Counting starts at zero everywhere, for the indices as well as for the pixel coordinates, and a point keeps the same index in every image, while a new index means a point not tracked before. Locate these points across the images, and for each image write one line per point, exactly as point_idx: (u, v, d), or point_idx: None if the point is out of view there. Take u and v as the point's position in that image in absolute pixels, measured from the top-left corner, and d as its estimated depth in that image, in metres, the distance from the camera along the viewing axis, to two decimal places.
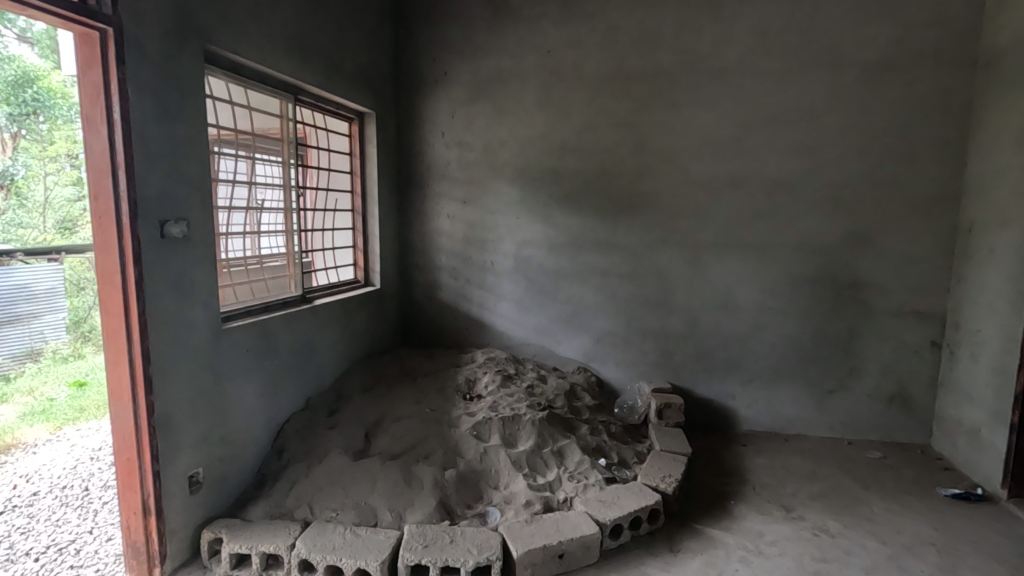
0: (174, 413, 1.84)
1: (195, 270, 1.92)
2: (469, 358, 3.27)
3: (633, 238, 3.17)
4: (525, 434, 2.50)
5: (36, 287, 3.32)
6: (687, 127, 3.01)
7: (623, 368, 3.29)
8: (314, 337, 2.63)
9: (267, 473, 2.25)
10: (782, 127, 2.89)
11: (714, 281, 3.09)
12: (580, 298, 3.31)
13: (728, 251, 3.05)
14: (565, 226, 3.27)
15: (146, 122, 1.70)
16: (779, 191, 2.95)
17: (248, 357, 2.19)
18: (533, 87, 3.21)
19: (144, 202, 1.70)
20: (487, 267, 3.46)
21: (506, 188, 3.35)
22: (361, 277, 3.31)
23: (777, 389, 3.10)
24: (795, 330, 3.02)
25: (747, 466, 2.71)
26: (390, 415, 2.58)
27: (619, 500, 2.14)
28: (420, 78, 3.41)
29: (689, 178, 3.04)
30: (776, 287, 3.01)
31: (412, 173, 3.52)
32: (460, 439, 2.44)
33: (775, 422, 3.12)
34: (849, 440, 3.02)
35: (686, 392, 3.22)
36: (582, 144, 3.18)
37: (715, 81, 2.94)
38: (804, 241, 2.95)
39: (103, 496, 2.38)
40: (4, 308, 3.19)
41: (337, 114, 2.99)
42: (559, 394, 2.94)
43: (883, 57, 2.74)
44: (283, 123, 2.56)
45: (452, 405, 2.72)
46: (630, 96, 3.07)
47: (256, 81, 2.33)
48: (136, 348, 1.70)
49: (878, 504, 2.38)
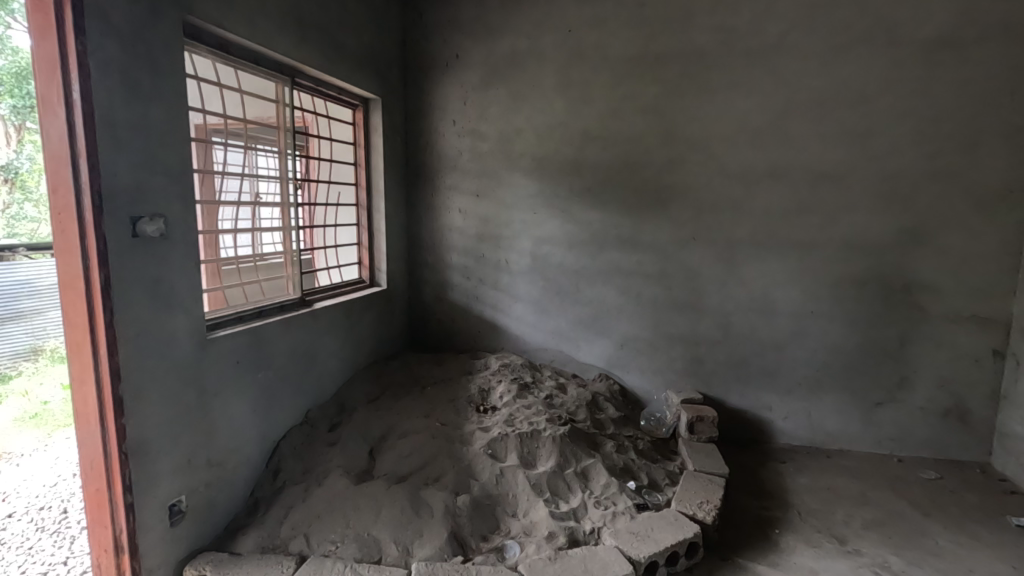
0: (151, 437, 1.62)
1: (176, 273, 1.69)
2: (482, 364, 3.03)
3: (661, 236, 2.91)
4: (545, 453, 2.26)
5: (39, 282, 2.63)
6: (722, 113, 2.73)
7: (649, 376, 3.04)
8: (314, 345, 2.41)
9: (261, 497, 2.03)
10: (828, 112, 2.61)
11: (750, 282, 2.82)
12: (602, 300, 3.06)
13: (766, 250, 2.78)
14: (587, 222, 3.02)
15: (112, 103, 1.46)
16: (825, 183, 2.67)
17: (239, 369, 1.96)
18: (551, 70, 2.96)
19: (111, 196, 1.47)
20: (501, 266, 3.22)
21: (522, 181, 3.10)
22: (366, 277, 3.09)
23: (819, 401, 2.83)
24: (839, 337, 2.75)
25: (789, 487, 2.46)
26: (396, 430, 2.35)
27: (653, 532, 1.89)
28: (430, 62, 3.16)
29: (723, 170, 2.77)
30: (819, 289, 2.74)
31: (421, 165, 3.29)
32: (473, 458, 2.20)
33: (816, 436, 2.86)
34: (898, 458, 2.75)
35: (717, 402, 2.96)
36: (605, 132, 2.92)
37: (754, 61, 2.66)
38: (851, 239, 2.67)
39: (82, 520, 2.15)
40: (5, 304, 2.47)
41: (339, 100, 2.75)
42: (581, 406, 2.69)
43: (943, 33, 2.46)
44: (280, 109, 2.33)
45: (464, 418, 2.48)
46: (658, 79, 2.80)
47: (246, 60, 2.07)
48: (103, 366, 1.48)
49: (941, 534, 2.12)
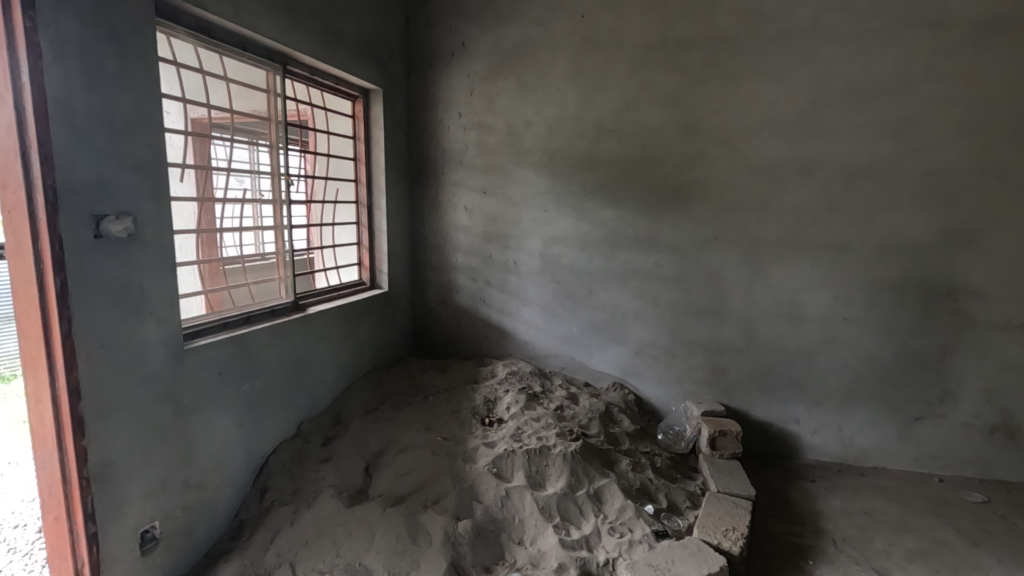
0: (118, 459, 1.47)
1: (147, 278, 1.52)
2: (488, 372, 2.86)
3: (681, 235, 2.71)
4: (554, 472, 2.08)
5: None
6: (748, 102, 2.53)
7: (665, 386, 2.84)
8: (308, 351, 2.25)
9: (246, 519, 1.88)
10: (866, 100, 2.39)
11: (777, 286, 2.61)
12: (616, 304, 2.87)
13: (794, 251, 2.57)
14: (601, 221, 2.84)
15: (70, 87, 1.30)
16: (860, 178, 2.45)
17: (221, 382, 1.80)
18: (563, 57, 2.77)
19: (68, 191, 1.31)
20: (509, 267, 3.06)
21: (532, 177, 2.93)
22: (366, 279, 2.93)
23: (851, 415, 2.61)
24: (874, 346, 2.53)
25: (821, 510, 2.25)
26: (395, 445, 2.18)
27: (673, 566, 1.71)
28: (435, 51, 3.00)
29: (748, 164, 2.57)
30: (853, 294, 2.52)
31: (425, 161, 3.14)
32: (476, 478, 2.02)
33: (847, 452, 2.64)
34: (939, 477, 2.53)
35: (739, 415, 2.76)
36: (621, 124, 2.73)
37: (784, 45, 2.44)
38: (888, 240, 2.45)
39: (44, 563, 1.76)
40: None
41: (337, 90, 2.59)
42: (593, 418, 2.50)
43: (995, 13, 2.21)
44: (271, 100, 2.16)
45: (468, 431, 2.31)
46: (678, 66, 2.60)
47: (231, 44, 1.90)
48: (60, 382, 1.33)
49: (994, 568, 1.92)
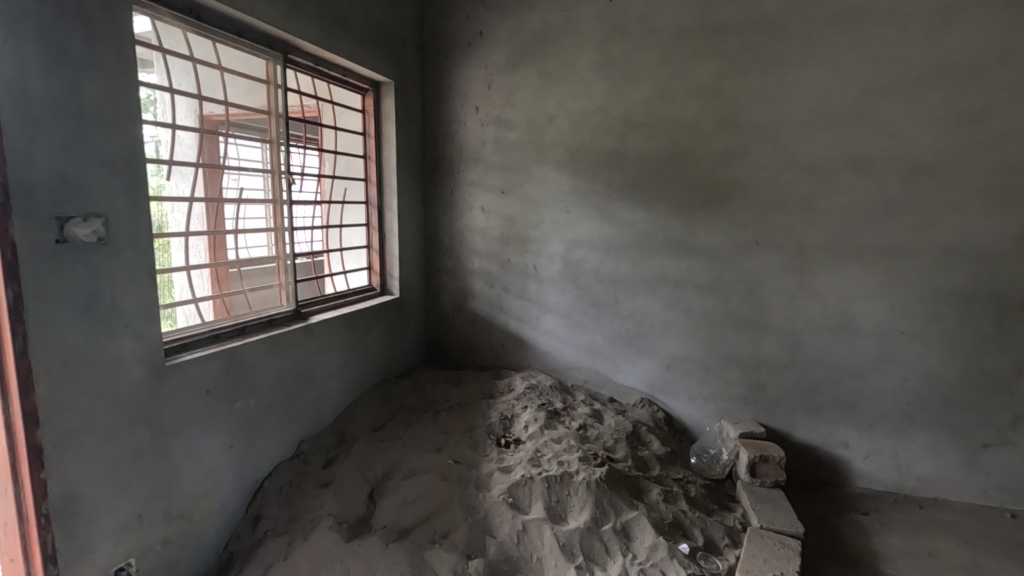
0: (84, 492, 1.30)
1: (120, 288, 1.36)
2: (505, 386, 2.66)
3: (716, 238, 2.47)
4: (577, 504, 1.87)
5: None
6: (794, 92, 2.27)
7: (698, 403, 2.61)
8: (310, 363, 2.08)
9: (237, 550, 1.71)
10: (930, 87, 2.09)
11: (825, 296, 2.34)
12: (644, 313, 2.65)
13: (845, 257, 2.29)
14: (628, 223, 2.62)
15: (25, 72, 1.14)
16: (922, 175, 2.15)
17: (208, 401, 1.63)
18: (588, 46, 2.57)
19: (24, 190, 1.15)
20: (528, 272, 2.87)
21: (554, 176, 2.74)
22: (376, 284, 2.75)
23: (908, 441, 2.32)
24: (936, 363, 2.23)
25: (877, 550, 2.00)
26: (402, 468, 2.00)
27: None
28: (452, 42, 2.83)
29: (794, 160, 2.31)
30: (911, 305, 2.23)
31: (441, 158, 2.98)
32: (490, 508, 1.83)
33: (904, 481, 2.36)
34: (1014, 513, 2.19)
35: (781, 437, 2.51)
36: (650, 117, 2.51)
37: (834, 26, 2.18)
38: (956, 243, 2.14)
39: None
40: None
41: (345, 83, 2.42)
42: (619, 440, 2.29)
43: None
44: (271, 91, 2.00)
45: (482, 454, 2.11)
46: (714, 53, 2.36)
47: (225, 31, 1.75)
48: (14, 407, 1.17)
49: None
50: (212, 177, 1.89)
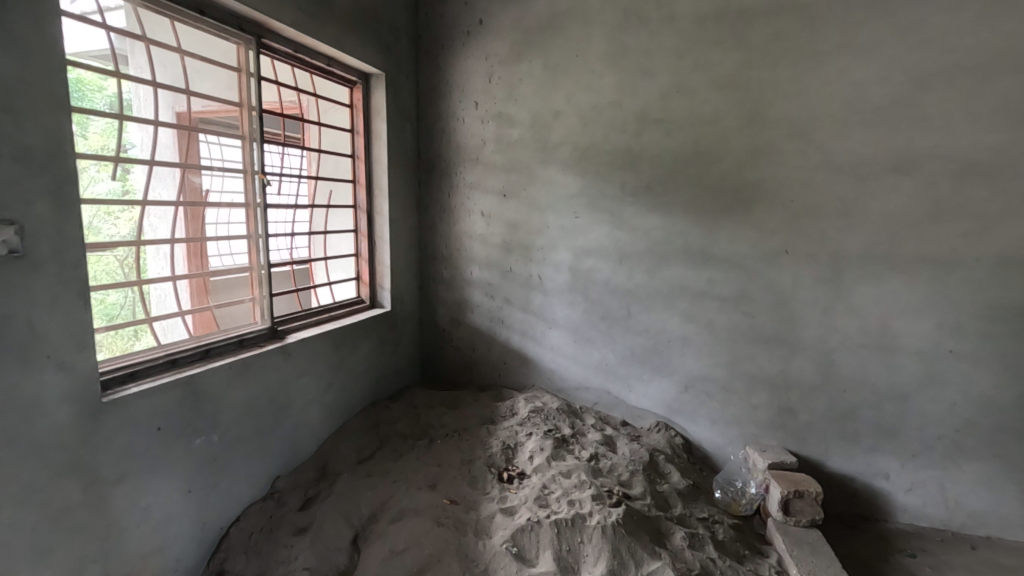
0: None
1: (41, 311, 1.12)
2: (508, 409, 2.42)
3: (740, 247, 2.23)
4: (591, 554, 1.61)
5: None
6: (829, 84, 2.03)
7: (720, 428, 2.37)
8: (285, 389, 1.83)
9: None
10: (987, 77, 1.84)
11: (862, 311, 2.10)
12: (661, 328, 2.41)
13: (887, 267, 2.05)
14: (643, 230, 2.38)
15: None
16: (975, 176, 1.90)
17: (158, 441, 1.38)
18: (598, 35, 2.34)
19: None
20: (532, 282, 2.64)
21: (560, 177, 2.50)
22: (365, 296, 2.50)
23: (957, 473, 2.07)
24: (991, 387, 1.98)
25: None
26: (390, 509, 1.75)
27: None
28: (449, 32, 2.60)
29: (829, 160, 2.07)
30: (962, 322, 1.98)
31: (437, 159, 2.74)
32: (491, 561, 1.58)
33: (952, 517, 2.10)
34: None
35: (812, 466, 2.26)
36: (667, 113, 2.27)
37: (877, 9, 1.93)
38: (1015, 253, 1.89)
39: None
40: None
41: (330, 74, 2.18)
42: (636, 472, 2.04)
43: None
44: (242, 80, 1.76)
45: (482, 491, 1.87)
46: (739, 41, 2.13)
47: (185, 8, 1.51)
48: None
49: None
50: (186, 178, 1.69)
